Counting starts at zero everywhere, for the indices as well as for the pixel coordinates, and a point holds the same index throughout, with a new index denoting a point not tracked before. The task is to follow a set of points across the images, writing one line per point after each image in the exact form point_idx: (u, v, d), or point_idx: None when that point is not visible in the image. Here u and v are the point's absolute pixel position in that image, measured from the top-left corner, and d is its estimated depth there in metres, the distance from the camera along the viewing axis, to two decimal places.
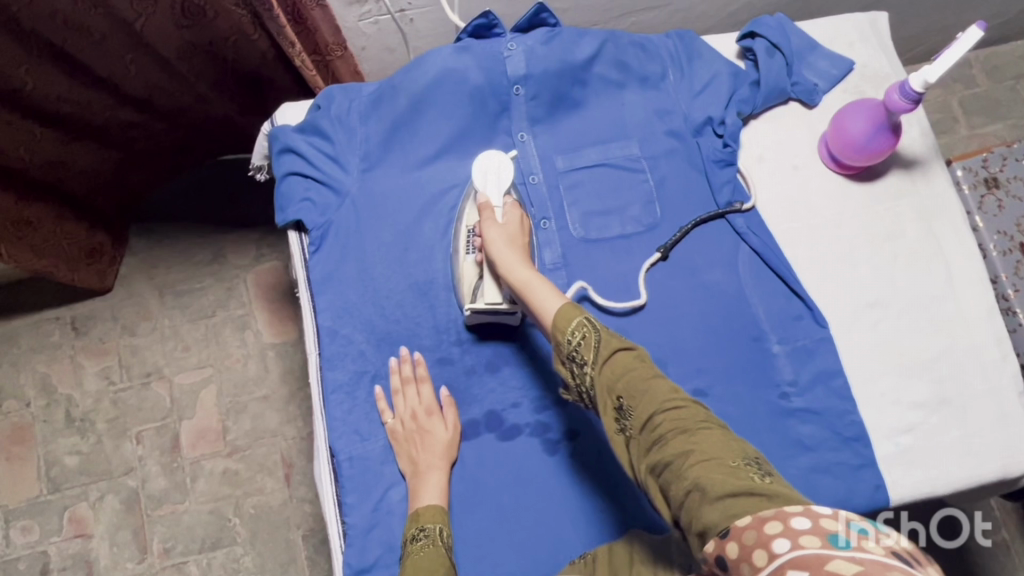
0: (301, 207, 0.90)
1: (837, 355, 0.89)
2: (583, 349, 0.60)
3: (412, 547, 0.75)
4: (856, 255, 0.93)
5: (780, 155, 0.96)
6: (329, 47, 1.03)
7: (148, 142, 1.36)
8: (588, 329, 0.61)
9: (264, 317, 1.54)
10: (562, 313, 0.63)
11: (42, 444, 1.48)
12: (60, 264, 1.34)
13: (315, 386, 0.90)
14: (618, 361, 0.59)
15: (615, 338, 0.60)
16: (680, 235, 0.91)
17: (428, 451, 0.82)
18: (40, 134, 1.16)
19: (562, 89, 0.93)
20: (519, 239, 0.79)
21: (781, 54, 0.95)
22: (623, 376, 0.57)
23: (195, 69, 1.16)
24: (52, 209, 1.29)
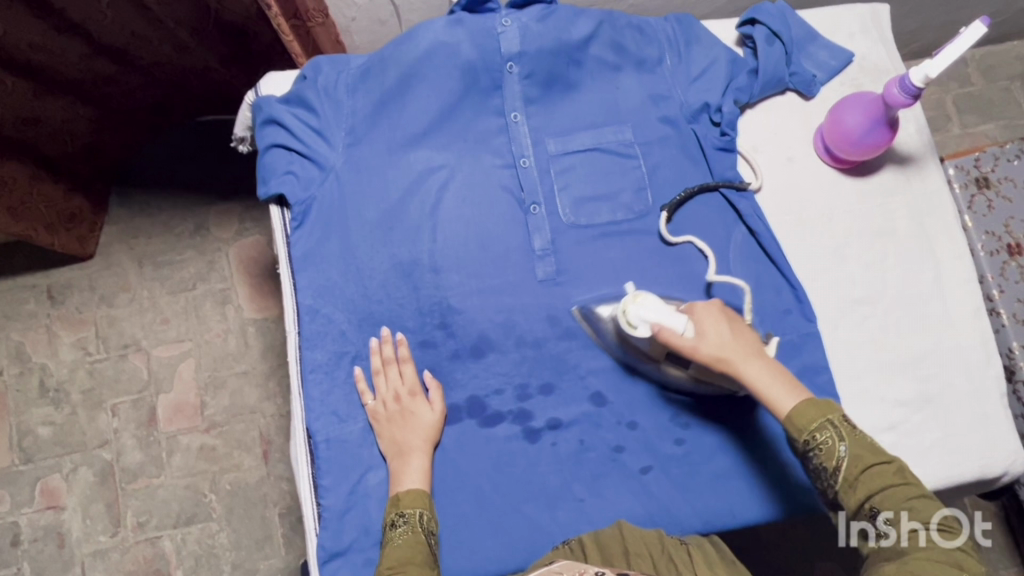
0: (283, 181, 0.87)
1: (823, 349, 0.88)
2: (823, 455, 0.68)
3: (391, 534, 0.75)
4: (849, 250, 0.92)
5: (775, 146, 0.95)
6: (309, 14, 0.98)
7: (123, 96, 1.33)
8: (832, 433, 0.68)
9: (245, 291, 1.51)
10: (802, 411, 0.69)
11: (15, 413, 1.45)
12: (39, 227, 1.31)
13: (291, 364, 0.88)
14: (877, 474, 0.67)
15: (868, 442, 0.69)
16: (683, 196, 0.89)
17: (411, 434, 0.81)
18: (13, 85, 1.12)
19: (556, 68, 0.90)
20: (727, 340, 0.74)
21: (781, 42, 0.93)
22: (881, 493, 0.66)
23: (174, 15, 1.11)
24: (28, 169, 1.25)
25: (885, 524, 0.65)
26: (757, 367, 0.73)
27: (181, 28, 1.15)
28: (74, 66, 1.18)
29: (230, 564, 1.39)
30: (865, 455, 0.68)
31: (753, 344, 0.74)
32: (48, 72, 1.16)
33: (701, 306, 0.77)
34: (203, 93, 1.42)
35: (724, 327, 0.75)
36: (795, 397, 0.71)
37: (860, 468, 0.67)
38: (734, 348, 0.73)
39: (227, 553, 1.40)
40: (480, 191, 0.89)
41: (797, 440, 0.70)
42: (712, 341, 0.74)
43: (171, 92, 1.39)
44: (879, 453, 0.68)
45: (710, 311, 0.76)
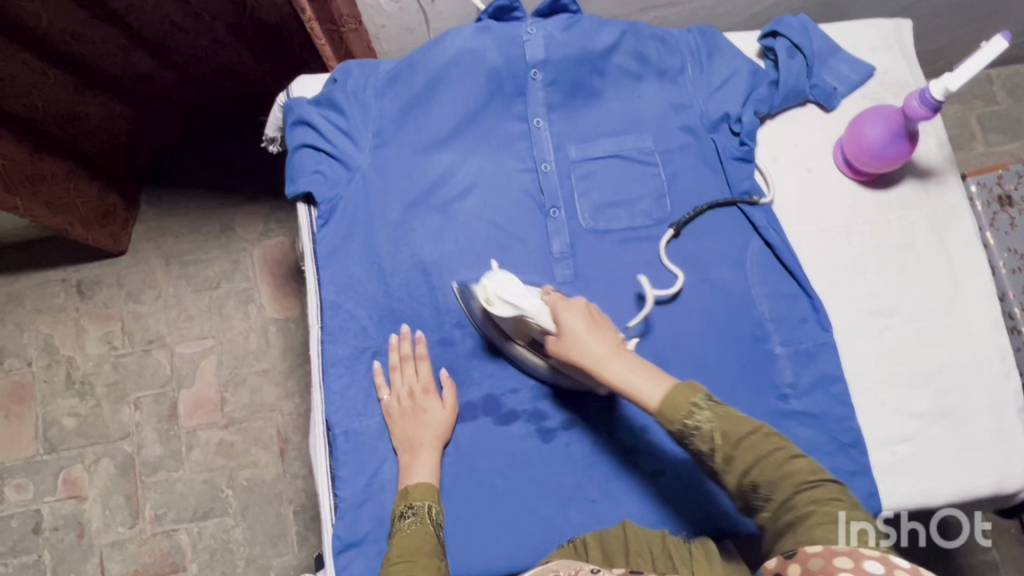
0: (311, 179, 0.90)
1: (838, 359, 0.88)
2: (697, 436, 0.66)
3: (400, 525, 0.77)
4: (863, 261, 0.93)
5: (794, 157, 0.96)
6: (343, 19, 1.02)
7: (159, 94, 1.38)
8: (700, 413, 0.67)
9: (268, 291, 1.55)
10: (671, 400, 0.68)
11: (41, 404, 1.49)
12: (75, 222, 1.34)
13: (314, 355, 0.90)
14: (751, 445, 0.65)
15: (737, 416, 0.67)
16: (694, 214, 0.91)
17: (424, 429, 0.83)
18: (54, 76, 1.17)
19: (580, 76, 0.93)
20: (594, 336, 0.75)
21: (802, 54, 0.94)
22: (756, 463, 0.64)
23: (211, 9, 1.15)
24: (65, 166, 1.29)
25: (762, 494, 0.64)
26: (619, 362, 0.73)
27: (219, 23, 1.19)
28: (112, 60, 1.22)
29: (244, 559, 1.41)
30: (735, 428, 0.66)
31: (615, 342, 0.75)
32: (88, 66, 1.21)
33: (569, 301, 0.77)
34: (235, 94, 1.46)
35: (588, 323, 0.76)
36: (656, 391, 0.70)
37: (732, 444, 0.65)
38: (596, 345, 0.74)
39: (241, 549, 1.42)
40: (501, 194, 0.91)
41: (673, 429, 0.68)
42: (574, 334, 0.75)
43: (201, 93, 1.44)
44: (746, 420, 0.66)
45: (580, 311, 0.77)
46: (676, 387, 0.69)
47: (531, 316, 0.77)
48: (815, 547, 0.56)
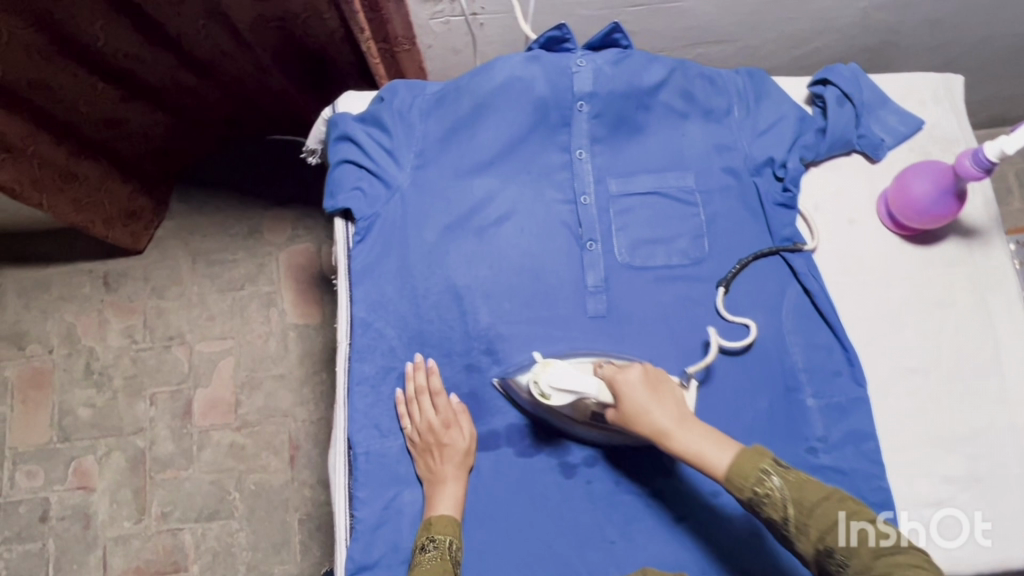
0: (351, 196, 0.90)
1: (871, 416, 0.87)
2: (768, 505, 0.66)
3: (420, 557, 0.76)
4: (902, 317, 0.91)
5: (836, 206, 0.95)
6: (398, 40, 1.05)
7: (199, 107, 1.38)
8: (768, 481, 0.66)
9: (291, 296, 1.55)
10: (737, 468, 0.67)
11: (58, 392, 1.50)
12: (97, 220, 1.36)
13: (340, 381, 0.89)
14: (824, 511, 0.65)
15: (808, 483, 0.66)
16: (738, 268, 0.90)
17: (449, 461, 0.82)
18: (102, 89, 1.20)
19: (626, 111, 0.92)
20: (653, 403, 0.73)
21: (852, 104, 0.94)
22: (831, 530, 0.64)
23: (264, 43, 1.12)
24: (100, 167, 1.32)
25: (838, 558, 0.63)
26: (681, 430, 0.71)
27: (269, 56, 1.17)
28: (160, 77, 1.23)
29: (245, 564, 1.41)
30: (807, 493, 0.66)
31: (674, 405, 0.73)
32: (136, 81, 1.23)
33: (620, 368, 0.76)
34: (275, 113, 1.44)
35: (642, 389, 0.73)
36: (722, 456, 0.68)
37: (806, 510, 0.65)
38: (656, 413, 0.72)
39: (243, 554, 1.41)
40: (539, 224, 0.91)
41: (741, 498, 0.67)
42: (633, 404, 0.73)
43: (242, 107, 1.41)
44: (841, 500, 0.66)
45: (630, 377, 0.74)
46: (743, 451, 0.68)
47: (592, 395, 0.77)
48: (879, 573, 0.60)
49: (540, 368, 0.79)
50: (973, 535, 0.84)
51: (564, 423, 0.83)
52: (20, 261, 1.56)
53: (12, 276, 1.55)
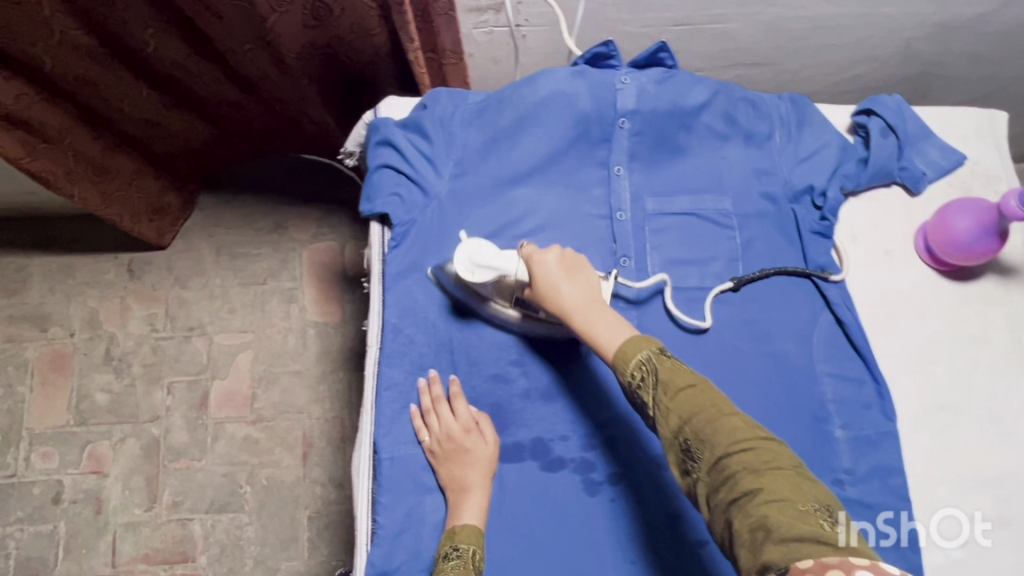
0: (389, 201, 0.90)
1: (900, 451, 0.86)
2: (643, 390, 0.65)
3: (443, 566, 0.75)
4: (935, 353, 0.90)
5: (874, 237, 0.94)
6: (445, 53, 1.02)
7: (241, 120, 1.36)
8: (647, 369, 0.66)
9: (312, 294, 1.56)
10: (623, 350, 0.68)
11: (78, 376, 1.51)
12: (125, 215, 1.37)
13: (369, 390, 0.89)
14: (687, 398, 0.62)
15: (683, 370, 0.65)
16: (761, 275, 0.89)
17: (475, 468, 0.81)
18: (146, 94, 1.21)
19: (667, 131, 0.92)
20: (562, 281, 0.77)
21: (895, 135, 0.93)
22: (689, 418, 0.61)
23: (309, 71, 1.15)
24: (134, 164, 1.33)
25: (694, 451, 0.60)
26: (582, 311, 0.74)
27: (312, 84, 1.19)
28: (203, 87, 1.23)
29: (252, 559, 1.41)
30: (675, 379, 0.64)
31: (583, 288, 0.76)
32: (180, 88, 1.23)
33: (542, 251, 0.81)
34: (315, 138, 1.41)
35: (554, 271, 0.78)
36: (612, 341, 0.71)
37: (670, 393, 0.63)
38: (563, 290, 0.77)
39: (251, 548, 1.41)
40: (575, 238, 0.91)
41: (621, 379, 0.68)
42: (545, 282, 0.77)
43: (283, 126, 1.39)
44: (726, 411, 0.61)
45: (545, 259, 0.79)
46: (633, 337, 0.70)
47: (512, 273, 0.82)
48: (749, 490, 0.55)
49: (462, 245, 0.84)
50: (973, 535, 0.84)
51: (481, 303, 0.87)
52: (48, 244, 1.57)
53: (39, 258, 1.57)
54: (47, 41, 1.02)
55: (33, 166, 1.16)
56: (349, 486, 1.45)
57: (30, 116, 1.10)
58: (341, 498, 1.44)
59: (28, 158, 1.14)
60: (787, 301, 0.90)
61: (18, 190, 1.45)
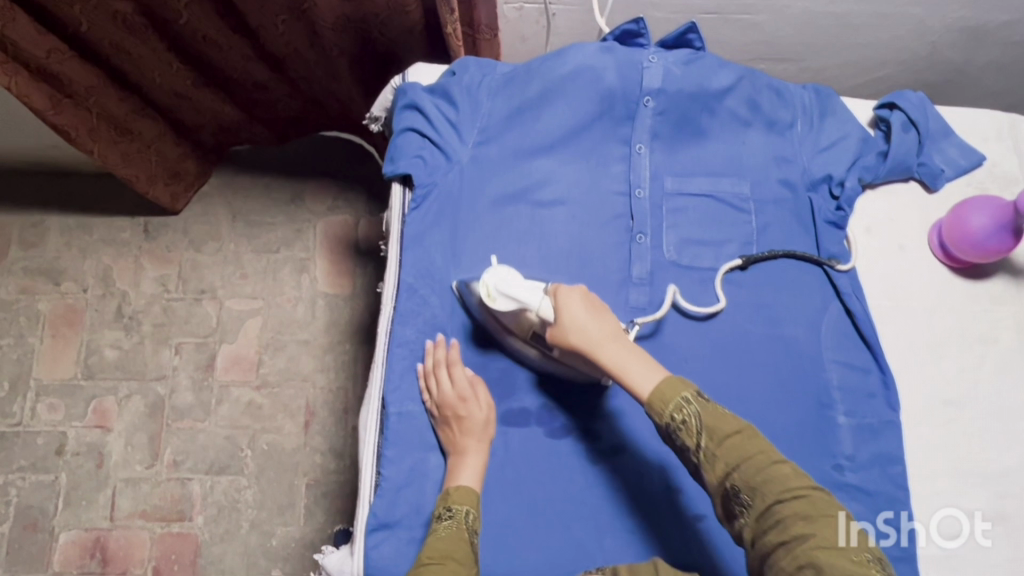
0: (412, 163, 0.91)
1: (901, 442, 0.86)
2: (684, 431, 0.68)
3: (436, 526, 0.76)
4: (942, 348, 0.91)
5: (888, 231, 0.95)
6: (481, 28, 1.03)
7: (267, 103, 1.38)
8: (688, 411, 0.69)
9: (324, 265, 1.58)
10: (659, 394, 0.71)
11: (88, 331, 1.53)
12: (141, 176, 1.36)
13: (378, 348, 0.89)
14: (734, 444, 0.66)
15: (726, 415, 0.68)
16: (768, 255, 0.91)
17: (471, 434, 0.81)
18: (177, 69, 1.22)
19: (691, 112, 0.93)
20: (590, 318, 0.78)
21: (916, 130, 0.94)
22: (737, 466, 0.66)
23: (339, 46, 1.16)
24: (157, 128, 1.33)
25: (743, 498, 0.65)
26: (614, 346, 0.76)
27: (342, 58, 1.19)
28: (233, 64, 1.23)
29: (248, 522, 1.42)
30: (721, 425, 0.67)
31: (611, 325, 0.78)
32: (209, 66, 1.24)
33: (566, 287, 0.81)
34: (340, 115, 1.43)
35: (582, 307, 0.79)
36: (646, 382, 0.72)
37: (717, 440, 0.67)
38: (592, 327, 0.77)
39: (248, 511, 1.43)
40: (593, 213, 0.92)
41: (659, 421, 0.70)
42: (572, 319, 0.78)
43: (309, 106, 1.41)
44: (772, 455, 0.66)
45: (570, 294, 0.80)
46: (668, 379, 0.72)
47: (534, 308, 0.81)
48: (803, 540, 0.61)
49: (491, 273, 0.83)
50: (973, 534, 0.85)
51: (504, 333, 0.86)
52: (66, 199, 1.59)
53: (57, 212, 1.58)
54: (84, 4, 1.04)
55: (57, 120, 1.18)
56: (348, 457, 1.46)
57: (59, 71, 1.12)
58: (339, 468, 1.45)
59: (53, 110, 1.16)
60: (799, 288, 0.91)
61: (42, 143, 1.47)
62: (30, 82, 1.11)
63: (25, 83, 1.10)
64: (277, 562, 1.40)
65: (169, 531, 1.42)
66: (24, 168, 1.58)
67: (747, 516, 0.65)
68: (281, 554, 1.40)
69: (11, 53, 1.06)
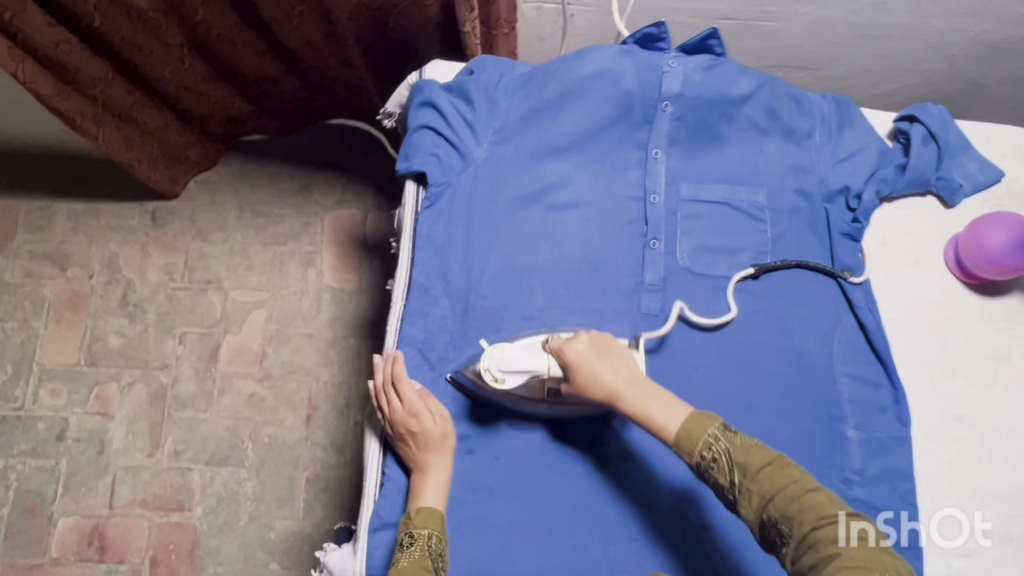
0: (426, 161, 0.90)
1: (911, 458, 0.86)
2: (716, 468, 0.68)
3: (400, 554, 0.74)
4: (955, 365, 0.90)
5: (904, 245, 0.94)
6: (499, 22, 1.01)
7: (274, 96, 1.38)
8: (718, 446, 0.68)
9: (330, 259, 1.57)
10: (685, 434, 0.70)
11: (93, 317, 1.52)
12: (143, 160, 1.36)
13: (388, 345, 0.88)
14: (767, 476, 0.66)
15: (755, 447, 0.68)
16: (780, 264, 0.90)
17: (429, 450, 0.80)
18: (189, 65, 1.21)
19: (709, 118, 0.93)
20: (602, 361, 0.77)
21: (936, 145, 0.94)
22: (772, 498, 0.65)
23: (358, 35, 1.14)
24: (164, 118, 1.33)
25: (781, 530, 0.64)
26: (634, 386, 0.75)
27: (357, 46, 1.18)
28: (248, 63, 1.24)
29: (247, 514, 1.42)
30: (752, 458, 0.67)
31: (626, 364, 0.77)
32: (221, 60, 1.23)
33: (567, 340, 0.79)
34: (349, 103, 1.42)
35: (592, 354, 0.78)
36: (672, 419, 0.72)
37: (749, 474, 0.66)
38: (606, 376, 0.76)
39: (247, 503, 1.42)
40: (606, 217, 0.91)
41: (691, 461, 0.70)
42: (585, 367, 0.77)
43: (316, 94, 1.40)
44: (807, 485, 0.65)
45: (578, 343, 0.79)
46: (693, 415, 0.71)
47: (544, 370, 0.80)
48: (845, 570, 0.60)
49: (489, 355, 0.81)
50: (973, 534, 0.85)
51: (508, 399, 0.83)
52: (74, 184, 1.58)
53: (65, 197, 1.58)
54: None
55: (62, 105, 1.16)
56: (349, 452, 1.45)
57: (67, 62, 1.10)
58: (340, 463, 1.45)
59: (58, 96, 1.15)
60: (812, 299, 0.90)
61: (52, 128, 1.46)
62: (36, 70, 1.09)
63: (31, 69, 1.09)
64: (275, 555, 1.40)
65: (167, 520, 1.41)
66: (32, 151, 1.58)
67: (787, 549, 0.64)
68: (279, 548, 1.40)
69: (19, 40, 1.05)
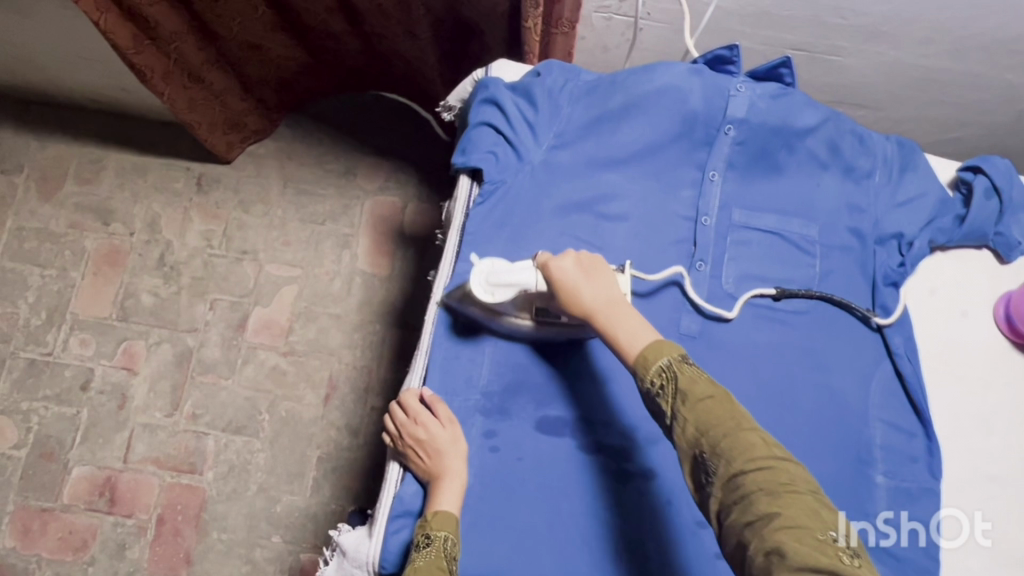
0: (484, 157, 0.90)
1: (938, 511, 0.84)
2: (662, 395, 0.64)
3: (415, 555, 0.73)
4: (994, 423, 0.89)
5: (953, 295, 0.94)
6: (559, 21, 1.01)
7: (335, 52, 1.39)
8: (667, 375, 0.65)
9: (366, 243, 1.58)
10: (646, 355, 0.67)
11: (128, 273, 1.55)
12: (203, 123, 1.39)
13: (426, 338, 0.90)
14: (708, 408, 0.61)
15: (703, 380, 0.64)
16: (807, 293, 0.89)
17: (444, 454, 0.79)
18: (260, 13, 1.22)
19: (770, 146, 0.92)
20: (583, 275, 0.76)
21: (999, 198, 0.93)
22: (706, 432, 0.60)
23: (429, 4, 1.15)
24: (226, 82, 1.36)
25: (709, 466, 0.59)
26: (612, 303, 0.74)
27: (427, 16, 1.19)
28: (314, 16, 1.24)
29: (256, 485, 1.43)
30: (694, 389, 0.63)
31: (607, 285, 0.76)
32: (291, 13, 1.24)
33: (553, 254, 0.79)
34: (405, 76, 1.45)
35: (575, 268, 0.76)
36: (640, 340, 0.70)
37: (688, 404, 0.62)
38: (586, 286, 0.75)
39: (258, 475, 1.43)
40: (655, 234, 0.90)
41: (642, 383, 0.67)
42: (564, 281, 0.76)
43: (375, 62, 1.42)
44: (748, 423, 0.61)
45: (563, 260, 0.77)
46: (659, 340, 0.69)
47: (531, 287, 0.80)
48: (762, 509, 0.55)
49: (480, 269, 0.83)
50: (973, 534, 0.85)
51: (494, 318, 0.86)
52: (126, 142, 1.61)
53: (115, 154, 1.61)
54: None
55: (138, 60, 1.18)
56: (362, 435, 1.46)
57: (149, 13, 1.12)
58: (352, 446, 1.46)
59: (134, 50, 1.16)
60: (852, 342, 0.89)
61: (112, 83, 1.50)
62: (119, 21, 1.10)
63: (114, 21, 1.10)
64: (279, 529, 1.41)
65: (178, 482, 1.43)
66: (90, 105, 1.61)
67: (715, 492, 0.59)
68: (283, 522, 1.41)
69: None
